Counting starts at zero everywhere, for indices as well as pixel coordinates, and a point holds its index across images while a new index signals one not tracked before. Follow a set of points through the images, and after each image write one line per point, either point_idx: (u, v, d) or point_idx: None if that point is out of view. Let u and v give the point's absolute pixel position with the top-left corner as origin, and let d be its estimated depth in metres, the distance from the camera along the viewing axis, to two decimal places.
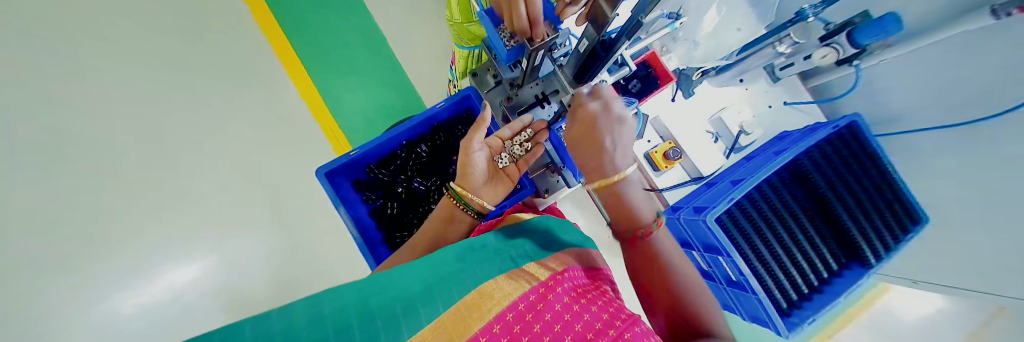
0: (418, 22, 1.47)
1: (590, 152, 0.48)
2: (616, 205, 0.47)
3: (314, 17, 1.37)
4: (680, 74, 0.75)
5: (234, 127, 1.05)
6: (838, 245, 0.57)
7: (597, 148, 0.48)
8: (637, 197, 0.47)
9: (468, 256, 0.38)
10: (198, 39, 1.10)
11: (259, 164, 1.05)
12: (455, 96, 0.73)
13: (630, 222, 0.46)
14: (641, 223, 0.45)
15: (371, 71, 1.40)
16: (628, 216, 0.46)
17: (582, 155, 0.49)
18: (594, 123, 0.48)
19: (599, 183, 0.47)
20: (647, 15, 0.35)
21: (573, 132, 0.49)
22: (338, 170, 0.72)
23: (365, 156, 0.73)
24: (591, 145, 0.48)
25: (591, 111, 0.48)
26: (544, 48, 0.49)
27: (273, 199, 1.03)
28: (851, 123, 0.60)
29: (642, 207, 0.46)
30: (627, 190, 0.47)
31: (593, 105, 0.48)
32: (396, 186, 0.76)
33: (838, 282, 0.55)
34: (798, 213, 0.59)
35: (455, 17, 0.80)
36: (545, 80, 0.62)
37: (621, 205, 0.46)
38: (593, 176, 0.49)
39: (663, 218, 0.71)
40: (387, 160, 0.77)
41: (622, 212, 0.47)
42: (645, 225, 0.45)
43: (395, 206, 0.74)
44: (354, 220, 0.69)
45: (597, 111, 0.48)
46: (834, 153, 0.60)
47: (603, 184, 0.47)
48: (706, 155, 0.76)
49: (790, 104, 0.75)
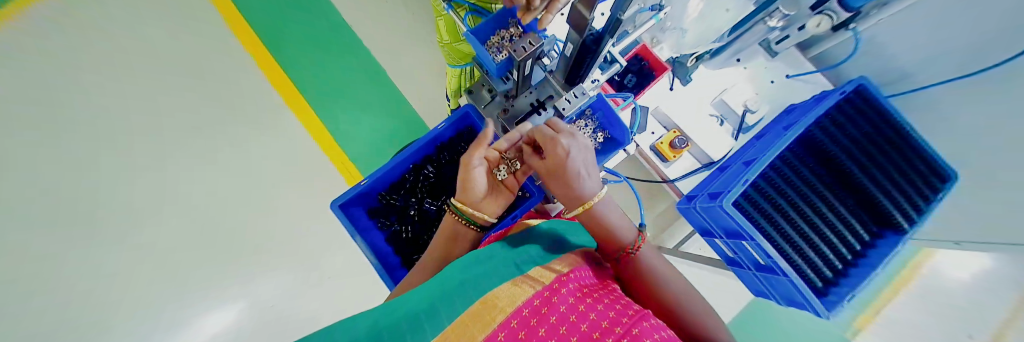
0: (413, 45, 1.44)
1: (564, 182, 0.47)
2: (597, 228, 0.48)
3: (311, 53, 1.40)
4: (674, 63, 0.76)
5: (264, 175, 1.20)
6: (865, 214, 0.55)
7: (571, 181, 0.46)
8: (614, 216, 0.48)
9: (474, 267, 0.39)
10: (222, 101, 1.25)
11: (286, 207, 1.19)
12: (453, 115, 0.75)
13: (614, 244, 0.47)
14: (624, 243, 0.47)
15: (371, 98, 1.38)
16: (611, 237, 0.47)
17: (557, 187, 0.49)
18: (562, 161, 0.45)
19: (580, 209, 0.48)
20: (626, 12, 0.35)
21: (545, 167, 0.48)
22: (351, 202, 0.74)
23: (374, 184, 0.75)
24: (560, 176, 0.47)
25: (559, 151, 0.45)
26: (532, 57, 0.51)
27: (302, 236, 1.17)
28: (859, 87, 0.58)
29: (620, 226, 0.48)
30: (603, 211, 0.48)
31: (552, 138, 0.45)
32: (408, 209, 0.77)
33: (872, 253, 0.52)
34: (819, 186, 0.57)
35: (445, 38, 0.83)
36: (539, 87, 0.62)
37: (599, 222, 0.48)
38: (572, 203, 0.49)
39: (679, 209, 0.70)
40: (396, 186, 0.79)
41: (604, 233, 0.48)
42: (628, 244, 0.46)
43: (407, 229, 0.75)
44: (370, 248, 0.71)
45: (569, 148, 0.45)
46: (846, 121, 0.58)
47: (583, 210, 0.47)
48: (713, 139, 0.74)
49: (793, 76, 0.73)
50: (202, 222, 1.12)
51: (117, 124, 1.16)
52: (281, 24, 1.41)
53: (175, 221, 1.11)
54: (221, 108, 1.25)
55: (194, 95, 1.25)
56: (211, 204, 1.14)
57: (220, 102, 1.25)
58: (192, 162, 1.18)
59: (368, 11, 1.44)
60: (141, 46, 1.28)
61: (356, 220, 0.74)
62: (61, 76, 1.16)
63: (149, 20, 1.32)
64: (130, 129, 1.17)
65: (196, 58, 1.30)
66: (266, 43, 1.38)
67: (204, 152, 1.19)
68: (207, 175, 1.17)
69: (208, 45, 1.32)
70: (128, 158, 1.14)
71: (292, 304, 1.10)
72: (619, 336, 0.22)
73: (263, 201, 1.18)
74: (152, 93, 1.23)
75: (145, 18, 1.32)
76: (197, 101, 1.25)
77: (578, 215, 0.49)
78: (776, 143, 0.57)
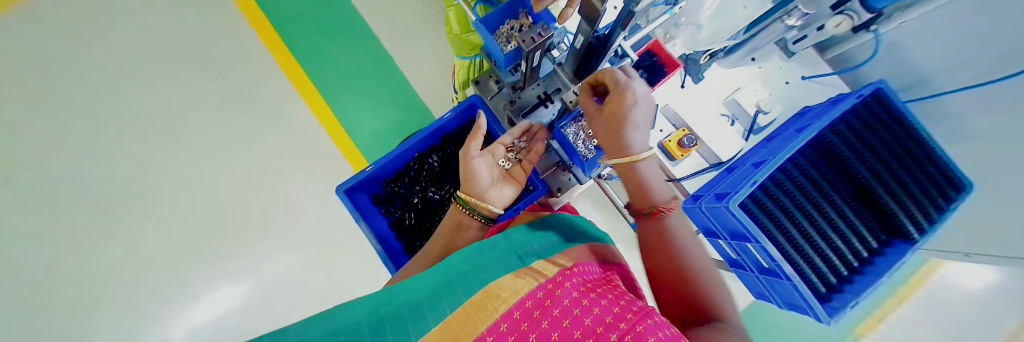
0: (423, 35, 1.43)
1: (615, 130, 0.46)
2: (636, 182, 0.48)
3: (320, 39, 1.40)
4: (688, 60, 0.73)
5: (272, 160, 1.22)
6: (873, 222, 0.54)
7: (626, 134, 0.45)
8: (653, 176, 0.48)
9: (478, 257, 0.39)
10: (235, 84, 1.27)
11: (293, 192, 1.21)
12: (460, 105, 0.75)
13: (647, 201, 0.47)
14: (654, 203, 0.47)
15: (379, 87, 1.38)
16: (645, 192, 0.47)
17: (606, 137, 0.48)
18: (629, 109, 0.44)
19: (624, 161, 0.46)
20: (639, 4, 0.33)
21: (604, 112, 0.46)
22: (355, 187, 0.75)
23: (379, 171, 0.76)
24: (618, 124, 0.45)
25: (628, 97, 0.43)
26: (541, 48, 0.50)
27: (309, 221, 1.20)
28: (877, 90, 0.56)
29: (655, 186, 0.47)
30: (646, 170, 0.47)
31: (625, 83, 0.44)
32: (411, 197, 0.78)
33: (879, 261, 0.52)
34: (829, 190, 0.56)
35: (455, 28, 0.83)
36: (547, 80, 0.62)
37: (639, 183, 0.47)
38: (614, 152, 0.47)
39: (683, 208, 0.69)
40: (400, 173, 0.79)
41: (641, 189, 0.47)
42: (659, 204, 0.46)
43: (410, 216, 0.76)
44: (373, 234, 0.72)
45: (640, 97, 0.44)
46: (862, 126, 0.57)
47: (628, 162, 0.46)
48: (722, 138, 0.74)
49: (809, 77, 0.72)
50: (211, 203, 1.15)
51: (136, 105, 1.20)
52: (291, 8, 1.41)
53: (187, 202, 1.14)
54: (233, 92, 1.27)
55: (205, 78, 1.27)
56: (221, 186, 1.17)
57: (233, 86, 1.27)
58: (199, 144, 1.20)
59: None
60: (155, 25, 1.29)
61: (361, 206, 0.75)
62: (83, 57, 1.19)
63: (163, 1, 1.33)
64: (146, 109, 1.20)
65: (209, 41, 1.31)
66: (276, 27, 1.38)
67: (214, 135, 1.21)
68: (217, 156, 1.19)
69: (221, 27, 1.33)
70: (143, 137, 1.17)
71: (295, 287, 1.12)
72: (622, 333, 0.22)
73: (271, 184, 1.20)
74: (164, 73, 1.25)
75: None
76: (208, 84, 1.26)
77: (616, 166, 0.48)
78: (788, 145, 0.56)
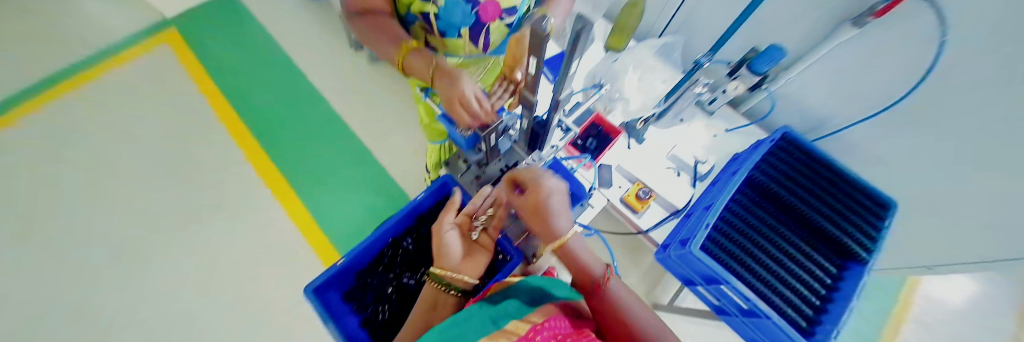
0: (398, 125, 1.52)
1: (541, 218, 0.50)
2: (569, 261, 0.51)
3: (298, 143, 1.46)
4: (627, 126, 0.84)
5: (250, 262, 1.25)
6: (827, 249, 0.58)
7: (545, 220, 0.49)
8: (585, 251, 0.51)
9: (452, 328, 0.38)
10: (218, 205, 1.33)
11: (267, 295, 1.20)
12: (432, 186, 0.77)
13: (586, 275, 0.49)
14: (595, 275, 0.49)
15: (356, 179, 1.40)
16: (581, 269, 0.50)
17: (537, 224, 0.51)
18: (545, 199, 0.49)
19: (554, 246, 0.49)
20: (562, 94, 0.41)
21: (527, 205, 0.51)
22: (327, 284, 0.71)
23: (352, 263, 0.74)
24: (538, 212, 0.50)
25: (542, 189, 0.50)
26: (495, 131, 0.57)
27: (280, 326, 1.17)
28: (785, 135, 0.69)
29: (586, 258, 0.50)
30: (576, 247, 0.50)
31: (536, 177, 0.51)
32: (386, 287, 0.74)
33: (843, 286, 0.54)
34: (774, 222, 0.61)
35: (425, 120, 0.92)
36: (507, 155, 0.69)
37: (571, 259, 0.51)
38: (545, 240, 0.50)
39: (657, 260, 0.70)
40: (373, 262, 0.77)
41: (575, 265, 0.50)
42: (598, 276, 0.49)
43: (383, 310, 0.72)
44: (343, 331, 0.65)
45: (550, 188, 0.50)
46: (780, 163, 0.66)
47: (558, 246, 0.49)
48: (673, 189, 0.80)
49: (730, 130, 0.83)
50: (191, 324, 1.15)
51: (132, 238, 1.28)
52: (273, 119, 1.51)
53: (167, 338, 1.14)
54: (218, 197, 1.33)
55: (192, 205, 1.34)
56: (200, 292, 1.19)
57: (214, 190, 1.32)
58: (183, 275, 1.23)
59: (364, 100, 1.57)
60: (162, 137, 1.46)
61: (330, 304, 0.70)
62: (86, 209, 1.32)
63: (174, 115, 1.51)
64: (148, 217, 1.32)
65: (205, 150, 1.43)
66: (258, 138, 1.46)
67: (201, 239, 1.28)
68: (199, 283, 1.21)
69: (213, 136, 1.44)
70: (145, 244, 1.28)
71: None
72: None
73: (247, 285, 1.21)
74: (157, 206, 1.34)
75: (172, 112, 1.51)
76: (196, 202, 1.34)
77: (554, 250, 0.51)
78: (726, 187, 0.63)
